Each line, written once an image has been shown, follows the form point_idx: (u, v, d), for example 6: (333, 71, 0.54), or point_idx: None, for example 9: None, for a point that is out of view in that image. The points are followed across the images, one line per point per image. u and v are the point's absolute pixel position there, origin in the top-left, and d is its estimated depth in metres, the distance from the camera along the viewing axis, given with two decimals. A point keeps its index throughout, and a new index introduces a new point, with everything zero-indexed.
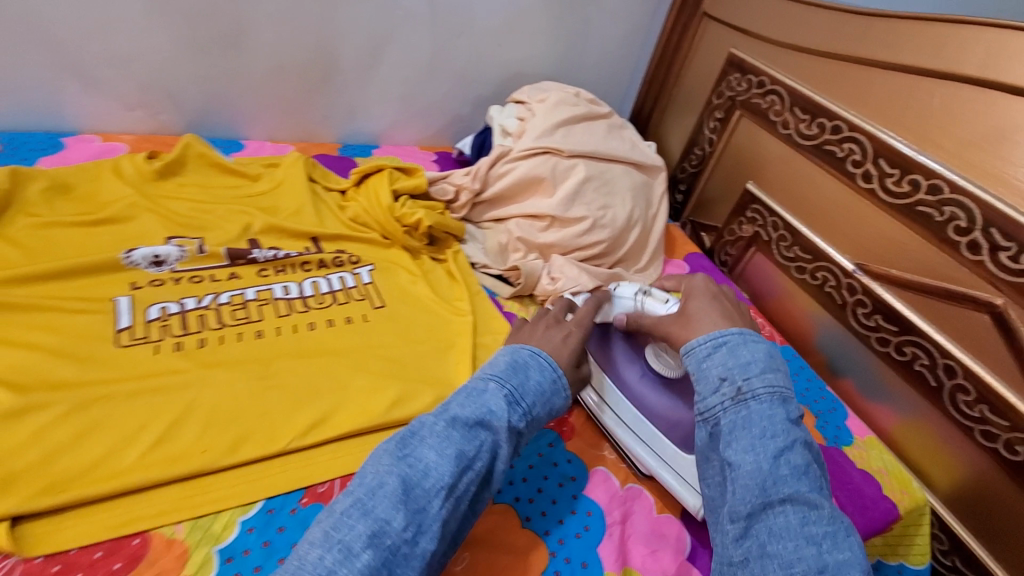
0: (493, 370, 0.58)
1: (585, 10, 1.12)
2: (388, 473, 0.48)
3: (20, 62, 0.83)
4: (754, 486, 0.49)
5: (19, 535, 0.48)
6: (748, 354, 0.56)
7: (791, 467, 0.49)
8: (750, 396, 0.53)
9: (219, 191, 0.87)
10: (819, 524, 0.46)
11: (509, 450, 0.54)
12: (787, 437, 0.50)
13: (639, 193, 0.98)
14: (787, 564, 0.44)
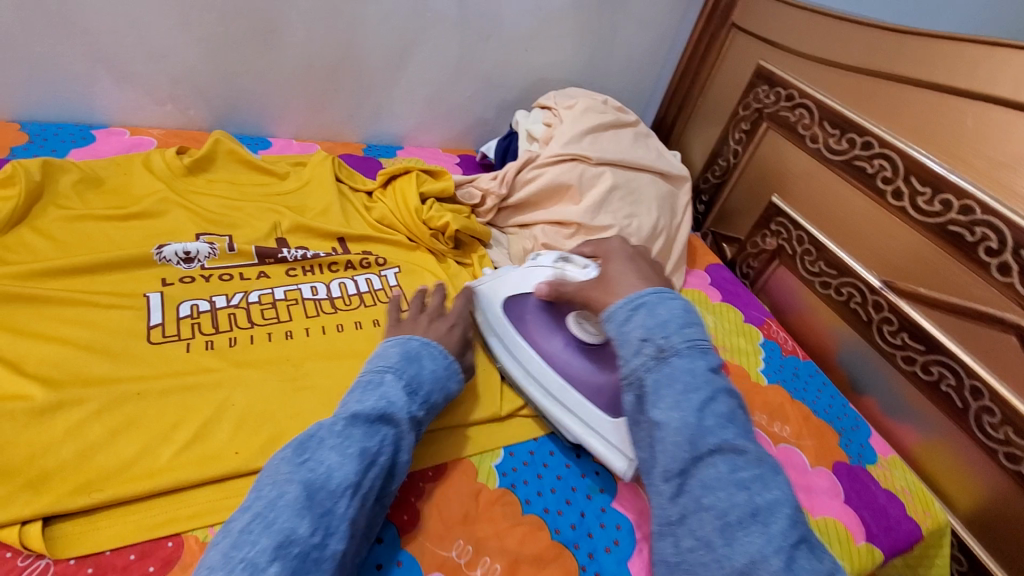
0: (388, 360, 0.58)
1: (613, 16, 1.12)
2: (286, 480, 0.46)
3: (54, 55, 0.83)
4: (683, 444, 0.50)
5: (53, 534, 0.47)
6: (666, 311, 0.56)
7: (715, 418, 0.51)
8: (671, 354, 0.53)
9: (248, 189, 0.87)
10: (747, 468, 0.49)
11: (411, 438, 0.55)
12: (709, 389, 0.52)
13: (665, 202, 0.98)
14: (724, 515, 0.47)
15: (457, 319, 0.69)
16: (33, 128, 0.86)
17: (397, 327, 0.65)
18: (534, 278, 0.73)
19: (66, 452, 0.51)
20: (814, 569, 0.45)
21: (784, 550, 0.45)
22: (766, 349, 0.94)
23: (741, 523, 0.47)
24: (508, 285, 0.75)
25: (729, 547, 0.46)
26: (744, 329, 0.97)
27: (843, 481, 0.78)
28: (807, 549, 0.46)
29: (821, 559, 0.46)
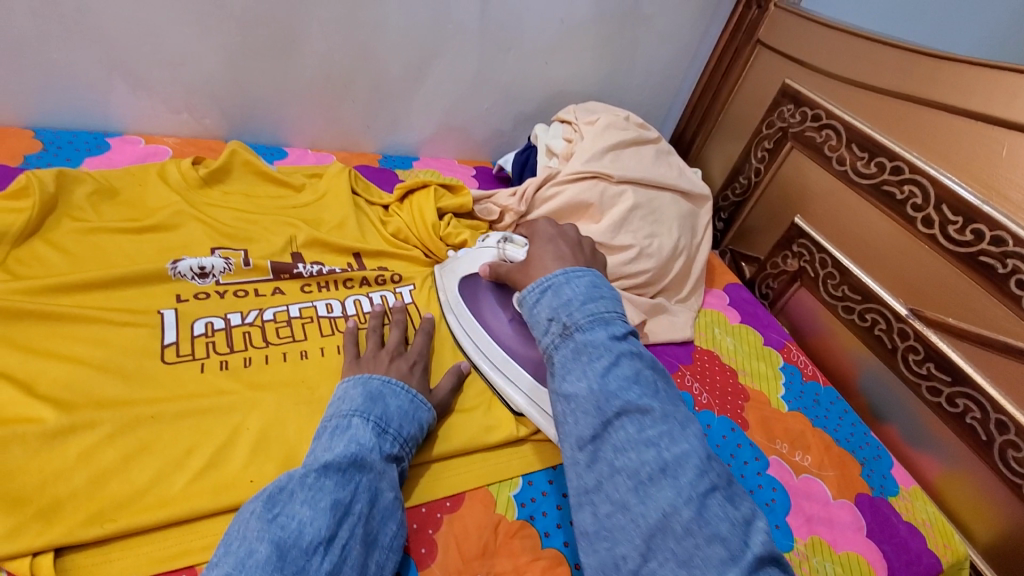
0: (352, 404, 0.57)
1: (635, 30, 1.10)
2: (253, 540, 0.44)
3: (71, 62, 0.82)
4: (590, 411, 0.51)
5: (65, 565, 0.46)
6: (572, 288, 0.58)
7: (621, 381, 0.51)
8: (575, 330, 0.55)
9: (263, 201, 0.86)
10: (654, 426, 0.49)
11: (389, 480, 0.53)
12: (611, 355, 0.53)
13: (686, 222, 0.96)
14: (635, 474, 0.47)
15: (418, 355, 0.68)
16: (48, 135, 0.85)
17: (356, 364, 0.65)
18: (481, 259, 0.79)
19: (78, 478, 0.50)
20: (724, 515, 0.45)
21: (693, 499, 0.45)
22: (786, 373, 0.93)
23: (652, 479, 0.47)
24: (461, 269, 0.80)
25: (642, 504, 0.46)
26: (763, 352, 0.95)
27: (866, 514, 0.76)
28: (719, 496, 0.46)
29: (734, 505, 0.47)
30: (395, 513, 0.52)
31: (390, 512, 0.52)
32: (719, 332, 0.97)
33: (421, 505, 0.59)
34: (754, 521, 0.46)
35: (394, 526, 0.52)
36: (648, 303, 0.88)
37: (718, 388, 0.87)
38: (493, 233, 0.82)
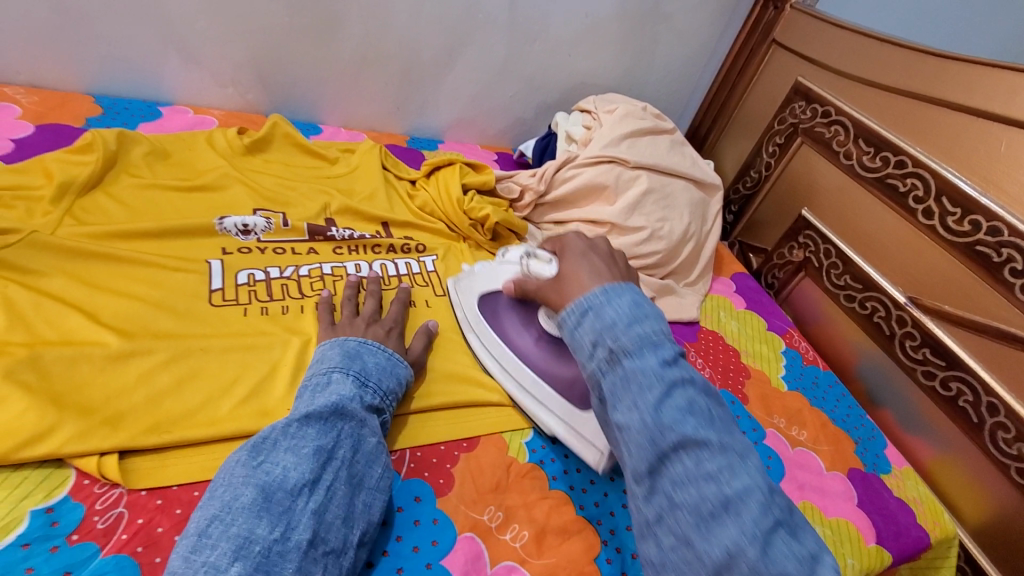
0: (331, 361, 0.59)
1: (656, 27, 1.15)
2: (239, 484, 0.47)
3: (132, 35, 0.89)
4: (643, 444, 0.44)
5: (127, 467, 0.52)
6: (613, 306, 0.50)
7: (675, 411, 0.44)
8: (623, 354, 0.47)
9: (300, 170, 0.92)
10: (713, 460, 0.42)
11: (371, 428, 0.55)
12: (663, 382, 0.45)
13: (696, 209, 1.01)
14: (696, 511, 0.41)
15: (393, 322, 0.70)
16: (107, 102, 0.92)
17: (332, 329, 0.66)
18: (502, 276, 0.78)
19: (138, 395, 0.56)
20: (791, 553, 0.39)
21: (759, 537, 0.39)
22: (787, 357, 0.97)
23: (715, 518, 0.41)
24: (480, 284, 0.78)
25: (705, 542, 0.40)
26: (766, 336, 1.00)
27: (857, 487, 0.80)
28: (784, 532, 0.40)
29: (800, 541, 0.41)
30: (379, 457, 0.55)
31: (374, 457, 0.54)
32: (724, 316, 1.01)
33: (439, 444, 0.64)
34: (826, 559, 0.40)
35: (379, 468, 0.54)
36: (657, 282, 0.93)
37: (721, 365, 0.91)
38: (512, 249, 0.81)
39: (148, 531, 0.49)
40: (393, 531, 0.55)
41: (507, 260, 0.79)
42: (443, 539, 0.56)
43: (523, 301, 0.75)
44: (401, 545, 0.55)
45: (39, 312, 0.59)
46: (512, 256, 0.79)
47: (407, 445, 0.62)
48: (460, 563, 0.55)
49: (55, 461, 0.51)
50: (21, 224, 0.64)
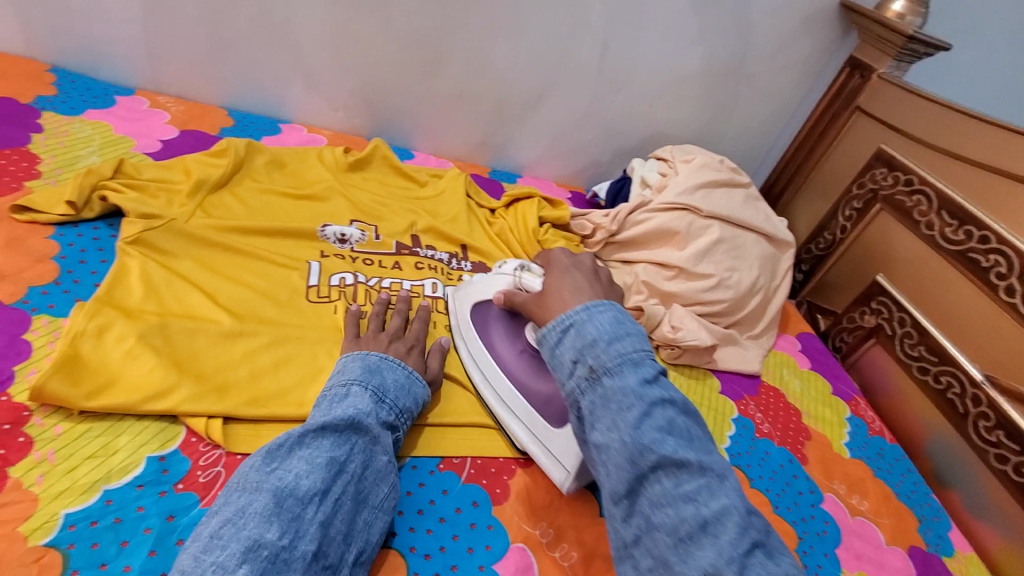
0: (351, 375, 0.60)
1: (738, 86, 1.19)
2: (253, 490, 0.49)
3: (268, 61, 1.01)
4: (624, 464, 0.48)
5: (228, 432, 0.58)
6: (596, 327, 0.54)
7: (654, 432, 0.48)
8: (603, 373, 0.51)
9: (393, 190, 1.00)
10: (690, 480, 0.47)
11: (384, 445, 0.57)
12: (643, 403, 0.49)
13: (767, 263, 1.01)
14: (674, 532, 0.46)
15: (415, 339, 0.70)
16: (237, 115, 1.05)
17: (355, 342, 0.67)
18: (496, 285, 0.75)
19: (242, 370, 0.63)
20: (768, 575, 0.43)
21: (737, 559, 0.43)
22: (851, 424, 0.94)
23: (693, 538, 0.45)
24: (474, 293, 0.77)
25: (684, 564, 0.45)
26: (831, 401, 0.97)
27: (918, 565, 0.76)
28: (761, 555, 0.44)
29: (778, 563, 0.45)
30: (388, 475, 0.56)
31: (383, 475, 0.56)
32: (787, 374, 1.00)
33: (498, 456, 0.67)
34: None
35: (385, 487, 0.56)
36: (721, 330, 0.94)
37: (781, 423, 0.90)
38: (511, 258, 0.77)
39: None
40: (451, 531, 0.59)
41: (502, 269, 0.75)
42: (496, 544, 0.59)
43: (516, 316, 0.73)
44: (458, 543, 0.58)
45: (169, 287, 0.68)
46: (509, 265, 0.75)
47: (468, 452, 0.66)
48: (510, 570, 0.57)
49: (170, 417, 0.58)
50: (163, 212, 0.74)
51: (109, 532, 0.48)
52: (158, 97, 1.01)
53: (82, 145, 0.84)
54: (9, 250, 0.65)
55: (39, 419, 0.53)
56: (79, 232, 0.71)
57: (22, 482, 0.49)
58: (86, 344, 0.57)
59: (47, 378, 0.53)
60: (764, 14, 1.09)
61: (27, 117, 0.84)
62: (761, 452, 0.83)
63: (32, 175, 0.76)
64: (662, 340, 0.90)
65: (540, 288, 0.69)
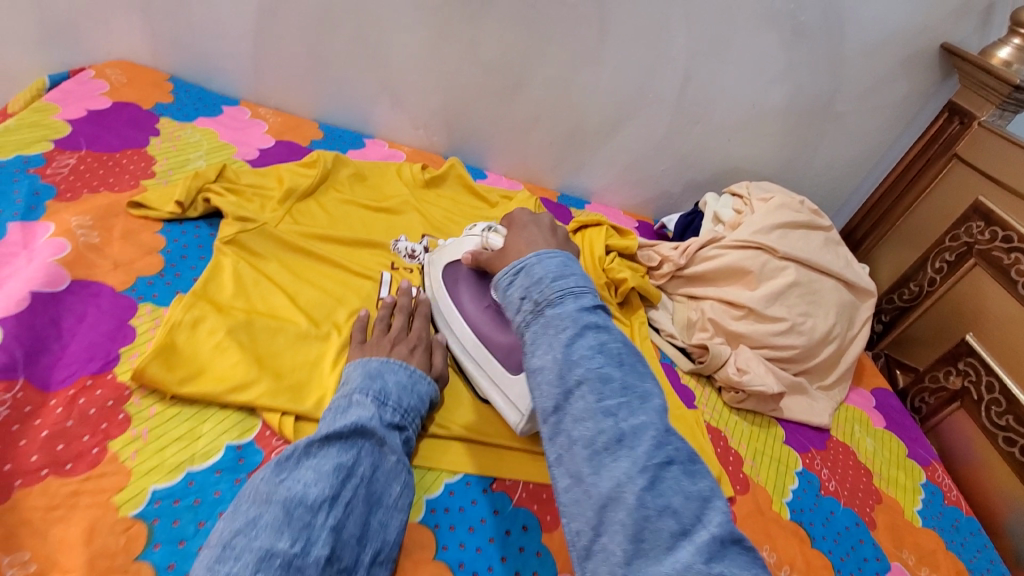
0: (352, 384, 0.61)
1: (823, 125, 1.15)
2: (262, 502, 0.49)
3: (359, 80, 1.08)
4: (552, 382, 0.46)
5: (299, 429, 0.61)
6: (544, 265, 0.53)
7: (584, 352, 0.47)
8: (546, 305, 0.50)
9: (465, 209, 1.02)
10: (613, 396, 0.45)
11: (392, 446, 0.57)
12: (577, 327, 0.48)
13: (844, 311, 0.97)
14: (590, 444, 0.43)
15: (418, 338, 0.69)
16: (326, 128, 1.11)
17: (360, 348, 0.67)
18: (465, 247, 0.76)
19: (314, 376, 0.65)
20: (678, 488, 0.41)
21: (649, 471, 0.41)
22: (927, 492, 0.87)
23: (608, 449, 0.43)
24: (444, 256, 0.78)
25: (597, 475, 0.42)
26: (906, 464, 0.90)
27: None
28: (676, 470, 0.42)
29: (693, 481, 0.42)
30: (399, 475, 0.56)
31: (394, 476, 0.56)
32: (858, 431, 0.94)
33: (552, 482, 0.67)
34: (715, 499, 0.42)
35: (397, 487, 0.56)
36: (790, 378, 0.90)
37: (849, 482, 0.84)
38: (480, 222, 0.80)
39: None
40: (500, 553, 0.59)
41: (472, 232, 0.78)
42: (543, 572, 0.59)
43: (483, 275, 0.75)
44: (506, 566, 0.58)
45: (256, 287, 0.72)
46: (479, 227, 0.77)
47: (521, 475, 0.66)
48: None
49: (249, 410, 0.61)
50: (256, 216, 0.80)
51: (188, 512, 0.52)
52: (259, 108, 1.09)
53: (191, 149, 0.91)
54: (125, 241, 0.71)
55: (138, 399, 0.58)
56: (184, 230, 0.77)
57: (118, 456, 0.53)
58: (181, 335, 0.62)
59: (147, 363, 0.58)
60: (857, 53, 1.06)
61: (148, 121, 0.93)
62: (827, 510, 0.78)
63: (148, 174, 0.84)
64: (726, 381, 0.88)
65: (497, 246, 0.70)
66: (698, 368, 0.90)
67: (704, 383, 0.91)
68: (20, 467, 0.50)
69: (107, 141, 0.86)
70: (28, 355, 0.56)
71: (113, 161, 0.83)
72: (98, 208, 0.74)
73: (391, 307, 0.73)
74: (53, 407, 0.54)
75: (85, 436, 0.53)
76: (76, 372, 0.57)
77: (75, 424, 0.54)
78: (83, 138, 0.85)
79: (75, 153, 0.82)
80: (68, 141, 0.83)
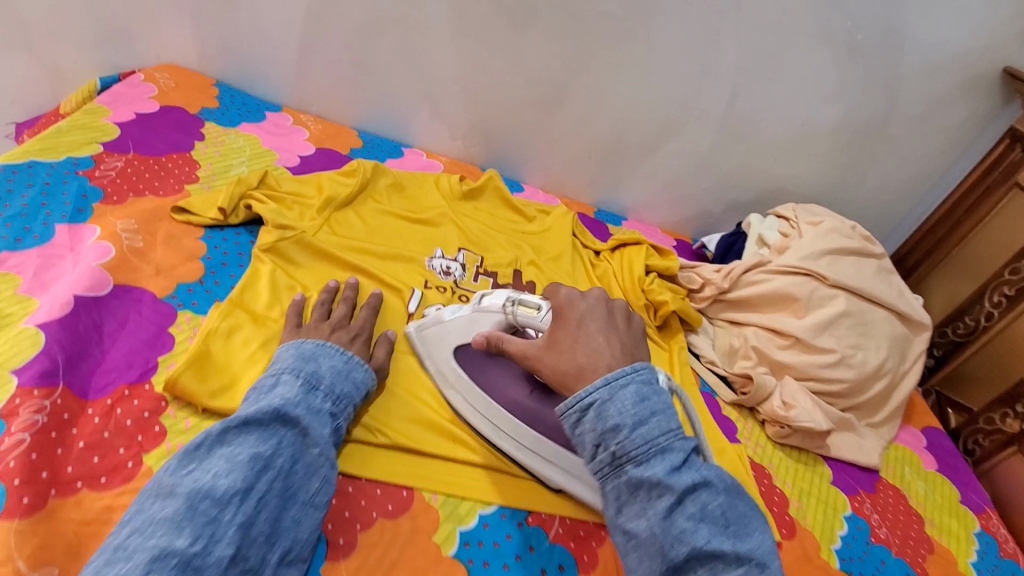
0: (282, 364, 0.58)
1: (876, 147, 1.10)
2: (165, 496, 0.46)
3: (401, 89, 1.07)
4: (654, 554, 0.47)
5: None
6: (619, 405, 0.50)
7: (685, 523, 0.47)
8: (628, 464, 0.49)
9: (502, 222, 1.00)
10: (727, 572, 0.45)
11: (317, 437, 0.54)
12: (673, 495, 0.47)
13: (896, 344, 0.92)
14: None
15: (360, 329, 0.68)
16: (366, 137, 1.11)
17: (295, 332, 0.65)
18: (480, 326, 0.68)
19: None
20: None
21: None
22: (981, 542, 0.82)
23: None
24: (454, 337, 0.69)
25: None
26: (958, 511, 0.85)
27: None
28: None
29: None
30: (321, 469, 0.53)
31: (314, 469, 0.53)
32: (909, 473, 0.89)
33: (587, 519, 0.64)
34: None
35: (318, 482, 0.53)
36: (837, 414, 0.86)
37: (900, 529, 0.79)
38: (492, 293, 0.71)
39: (338, 512, 0.56)
40: None
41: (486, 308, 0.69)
42: None
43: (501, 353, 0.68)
44: None
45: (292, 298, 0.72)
46: (496, 300, 0.69)
47: (557, 510, 0.63)
48: None
49: None
50: (296, 224, 0.79)
51: None
52: (301, 114, 1.10)
53: (234, 155, 0.92)
54: (167, 246, 0.71)
55: (173, 411, 0.57)
56: (225, 236, 0.77)
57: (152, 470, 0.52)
58: (215, 344, 0.62)
59: (181, 373, 0.57)
60: (916, 75, 1.01)
61: (194, 126, 0.94)
62: (876, 560, 0.74)
63: (192, 179, 0.84)
64: (771, 415, 0.84)
65: (549, 321, 0.63)
66: (740, 400, 0.86)
67: (746, 416, 0.87)
68: (57, 477, 0.49)
69: (154, 144, 0.87)
70: (69, 360, 0.56)
71: (159, 165, 0.84)
72: (143, 211, 0.74)
73: (333, 293, 0.71)
74: (91, 416, 0.54)
75: (121, 448, 0.53)
76: (114, 380, 0.57)
77: (112, 435, 0.53)
78: (131, 141, 0.86)
79: (123, 156, 0.83)
80: (117, 144, 0.85)
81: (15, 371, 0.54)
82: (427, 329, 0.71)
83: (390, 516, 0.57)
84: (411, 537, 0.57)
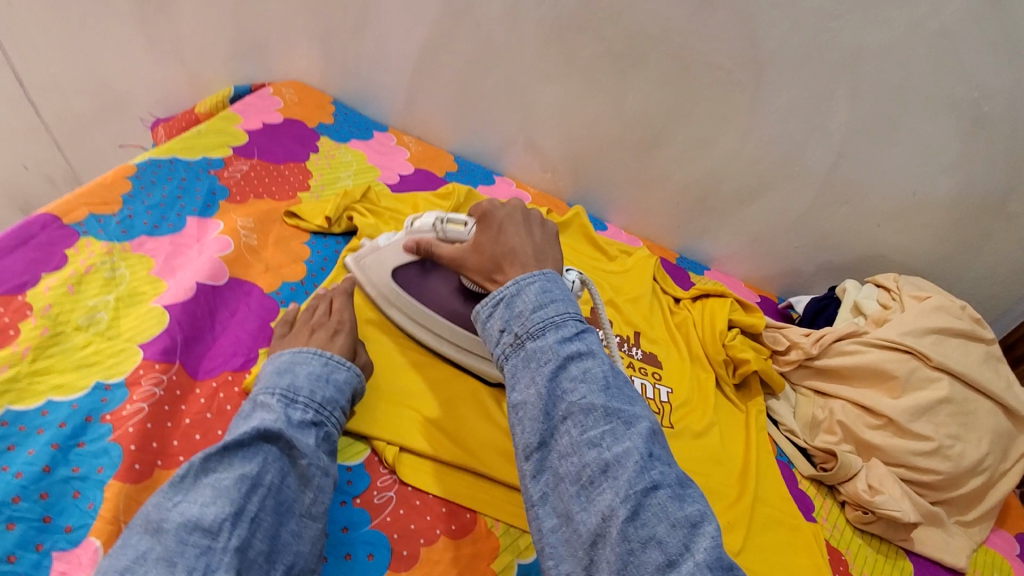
0: (262, 384, 0.56)
1: (993, 225, 1.02)
2: (153, 532, 0.44)
3: (500, 121, 1.12)
4: (535, 418, 0.44)
5: (401, 459, 0.61)
6: (523, 295, 0.50)
7: (568, 386, 0.45)
8: (525, 338, 0.48)
9: (585, 258, 0.99)
10: (596, 426, 0.43)
11: (303, 448, 0.52)
12: (558, 358, 0.46)
13: (1000, 440, 0.83)
14: (577, 480, 0.42)
15: (340, 324, 0.66)
16: (461, 161, 1.16)
17: (281, 341, 0.64)
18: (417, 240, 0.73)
19: (426, 404, 0.67)
20: (665, 517, 0.39)
21: (632, 499, 0.40)
22: None
23: (592, 482, 0.41)
24: (388, 258, 0.74)
25: (584, 511, 0.41)
26: None
27: None
28: (663, 495, 0.40)
29: (682, 506, 0.40)
30: (313, 480, 0.52)
31: (305, 480, 0.52)
32: None
33: None
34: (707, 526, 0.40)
35: (313, 493, 0.52)
36: (927, 506, 0.78)
37: None
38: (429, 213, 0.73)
39: (404, 524, 0.57)
40: None
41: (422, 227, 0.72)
42: None
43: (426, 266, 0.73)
44: None
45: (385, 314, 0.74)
46: (425, 220, 0.71)
47: None
48: None
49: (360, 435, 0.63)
50: None
51: None
52: (404, 136, 1.17)
53: (342, 168, 0.98)
54: (277, 247, 0.77)
55: None
56: (327, 244, 0.82)
57: None
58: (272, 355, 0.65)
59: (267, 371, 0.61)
60: None
61: (310, 138, 1.02)
62: None
63: (303, 187, 0.91)
64: (854, 497, 0.78)
65: (472, 235, 0.66)
66: (821, 476, 0.81)
67: (824, 494, 0.82)
68: (166, 449, 0.53)
69: (275, 153, 0.95)
70: (186, 341, 0.62)
71: (277, 172, 0.91)
72: (260, 212, 0.81)
73: (320, 297, 0.70)
74: (197, 395, 0.58)
75: (219, 430, 0.57)
76: (220, 365, 0.62)
77: (213, 417, 0.57)
78: (256, 148, 0.94)
79: (248, 160, 0.91)
80: (244, 149, 0.93)
81: (142, 345, 0.60)
82: (365, 258, 0.76)
83: (453, 536, 0.58)
84: (471, 562, 0.57)
